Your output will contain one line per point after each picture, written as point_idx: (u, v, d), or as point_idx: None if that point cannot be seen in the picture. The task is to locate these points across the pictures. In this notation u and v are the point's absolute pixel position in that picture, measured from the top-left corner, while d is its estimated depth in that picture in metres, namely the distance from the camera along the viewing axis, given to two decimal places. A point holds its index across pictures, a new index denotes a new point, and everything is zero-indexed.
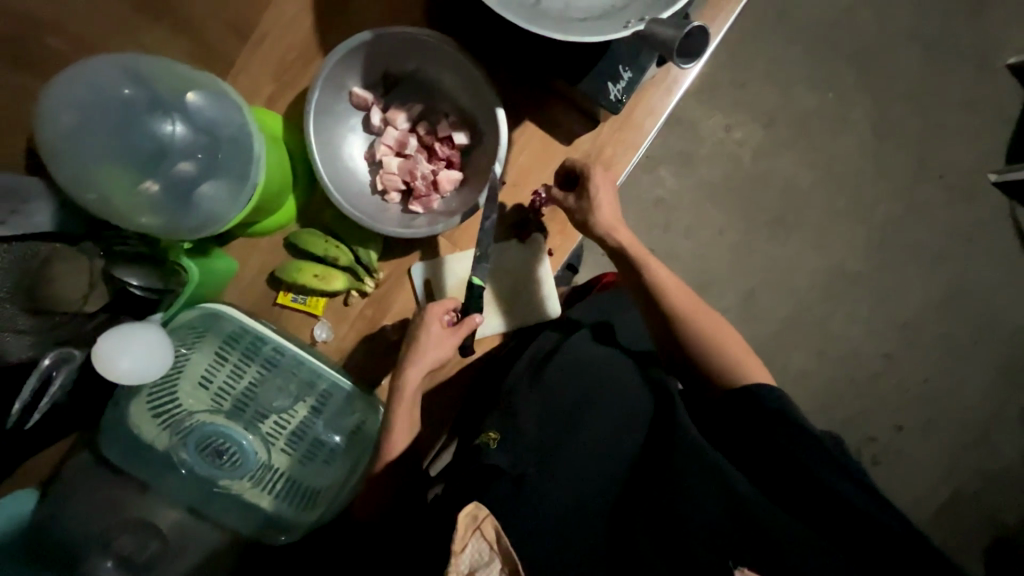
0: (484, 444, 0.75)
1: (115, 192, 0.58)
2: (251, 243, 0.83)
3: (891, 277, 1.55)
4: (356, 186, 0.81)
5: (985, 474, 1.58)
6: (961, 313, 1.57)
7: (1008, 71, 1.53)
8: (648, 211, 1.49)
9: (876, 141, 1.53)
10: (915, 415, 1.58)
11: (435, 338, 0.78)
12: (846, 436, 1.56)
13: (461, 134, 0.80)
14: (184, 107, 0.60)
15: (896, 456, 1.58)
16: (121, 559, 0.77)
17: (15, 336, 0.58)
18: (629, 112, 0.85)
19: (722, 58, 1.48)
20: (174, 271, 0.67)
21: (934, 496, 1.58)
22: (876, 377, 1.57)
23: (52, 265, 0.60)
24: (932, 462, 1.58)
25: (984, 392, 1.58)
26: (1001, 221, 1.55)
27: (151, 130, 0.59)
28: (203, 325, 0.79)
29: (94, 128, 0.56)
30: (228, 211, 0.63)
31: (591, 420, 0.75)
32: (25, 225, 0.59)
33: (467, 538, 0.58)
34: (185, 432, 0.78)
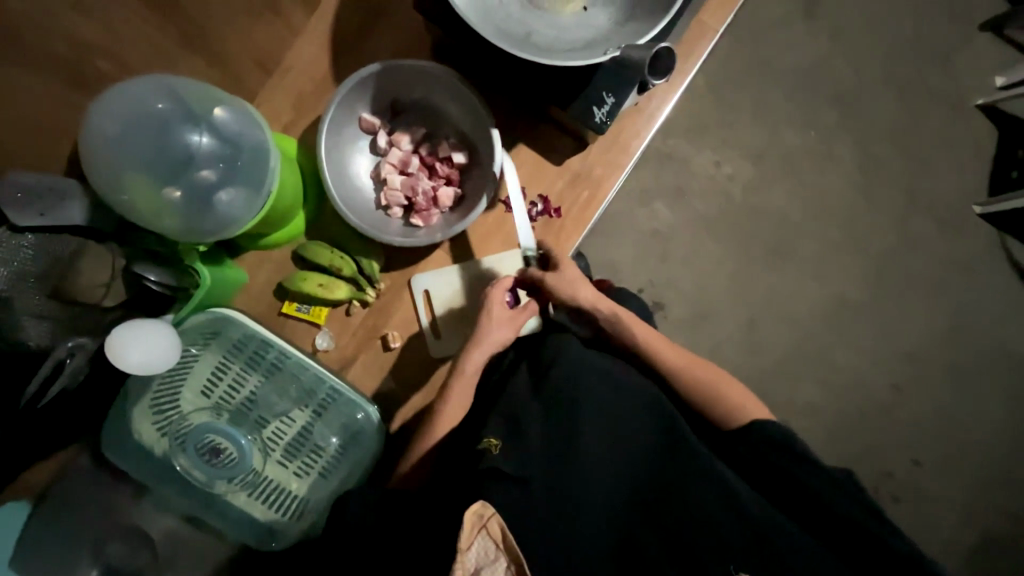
0: (486, 450, 0.72)
1: (144, 194, 0.65)
2: (261, 256, 0.88)
3: (888, 307, 1.56)
4: (363, 202, 0.87)
5: (1006, 510, 1.53)
6: (963, 342, 1.57)
7: (980, 111, 1.60)
8: (645, 243, 1.53)
9: (862, 176, 1.58)
10: (929, 449, 1.54)
11: (497, 319, 0.84)
12: (859, 470, 1.52)
13: (460, 154, 0.87)
14: (211, 120, 0.67)
15: (913, 492, 1.52)
16: (108, 566, 0.80)
17: (37, 320, 0.64)
18: (616, 135, 0.92)
19: (709, 99, 1.55)
20: (187, 272, 0.73)
21: (957, 535, 1.51)
22: (883, 408, 1.54)
23: (80, 258, 0.68)
24: (952, 499, 1.53)
25: (996, 424, 1.55)
26: (989, 250, 1.58)
27: (180, 140, 0.66)
28: (208, 330, 0.81)
29: (131, 137, 0.64)
30: (240, 216, 0.69)
31: (589, 426, 0.73)
32: (57, 217, 0.64)
33: (473, 537, 0.57)
34: (183, 438, 0.79)
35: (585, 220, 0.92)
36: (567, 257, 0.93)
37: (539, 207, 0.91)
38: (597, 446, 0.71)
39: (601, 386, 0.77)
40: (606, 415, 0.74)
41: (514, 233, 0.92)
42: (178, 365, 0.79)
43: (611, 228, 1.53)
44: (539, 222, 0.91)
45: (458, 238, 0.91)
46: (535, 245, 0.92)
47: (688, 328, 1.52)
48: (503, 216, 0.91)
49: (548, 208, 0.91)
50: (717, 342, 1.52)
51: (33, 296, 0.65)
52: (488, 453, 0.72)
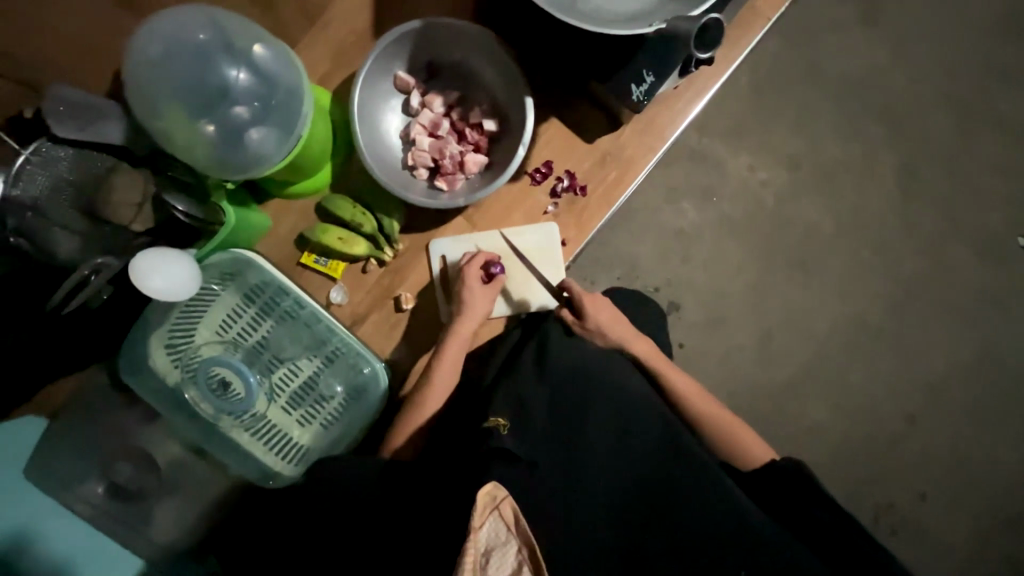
0: (494, 429, 0.70)
1: (177, 123, 0.66)
2: (284, 204, 0.88)
3: (914, 335, 1.50)
4: (389, 160, 0.87)
5: (1010, 556, 1.47)
6: (989, 380, 1.50)
7: None
8: (669, 242, 1.47)
9: (903, 197, 1.51)
10: (939, 486, 1.49)
11: (477, 294, 0.86)
12: (862, 498, 1.47)
13: (491, 121, 0.86)
14: (249, 55, 0.68)
15: (916, 528, 1.47)
16: (112, 485, 0.82)
17: (64, 233, 0.67)
18: (650, 118, 0.91)
19: (752, 100, 1.48)
20: (214, 211, 0.73)
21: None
22: (895, 438, 1.49)
23: (115, 177, 0.69)
24: (957, 540, 1.47)
25: (1012, 468, 1.49)
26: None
27: (219, 72, 0.67)
28: (228, 271, 0.82)
29: (172, 64, 0.66)
30: (267, 158, 0.69)
31: (591, 425, 0.74)
32: (94, 133, 0.67)
33: (485, 517, 0.56)
34: (195, 371, 0.81)
35: (610, 201, 0.91)
36: (585, 239, 0.92)
37: (565, 183, 0.90)
38: (602, 442, 0.73)
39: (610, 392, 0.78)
40: (612, 417, 0.75)
41: (536, 207, 0.91)
42: (197, 300, 0.81)
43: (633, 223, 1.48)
44: (563, 198, 0.91)
45: (481, 206, 0.91)
46: (557, 221, 0.91)
47: (703, 334, 1.47)
48: (527, 189, 0.90)
49: (574, 185, 0.90)
50: (731, 351, 1.48)
51: (67, 210, 0.67)
52: (495, 432, 0.69)
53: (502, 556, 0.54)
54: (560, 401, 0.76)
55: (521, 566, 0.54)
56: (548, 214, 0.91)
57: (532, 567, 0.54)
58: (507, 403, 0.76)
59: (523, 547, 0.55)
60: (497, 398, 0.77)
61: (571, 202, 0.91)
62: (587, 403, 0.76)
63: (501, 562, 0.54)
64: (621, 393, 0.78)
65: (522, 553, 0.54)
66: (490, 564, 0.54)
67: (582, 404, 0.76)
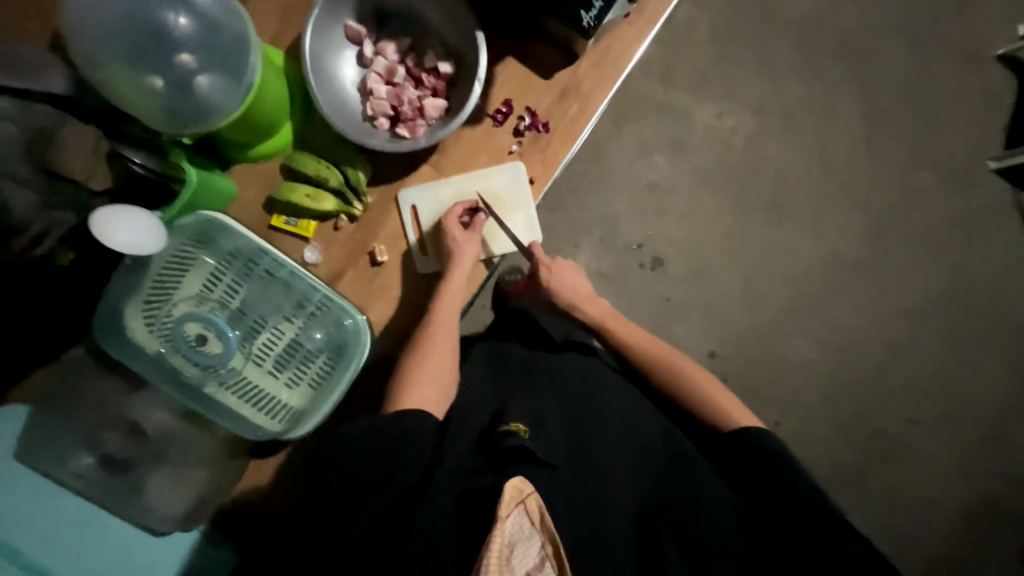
0: (514, 433, 0.68)
1: (121, 73, 0.65)
2: (249, 167, 0.88)
3: (893, 264, 1.53)
4: (348, 112, 0.87)
5: (999, 470, 1.52)
6: (968, 303, 1.53)
7: (997, 62, 1.53)
8: (644, 196, 1.48)
9: (868, 130, 1.53)
10: (927, 411, 1.52)
11: (463, 240, 0.88)
12: (855, 427, 1.50)
13: (445, 63, 0.86)
14: (188, 1, 0.67)
15: (908, 451, 1.51)
16: (103, 456, 0.81)
17: (21, 186, 0.66)
18: (605, 50, 0.91)
19: (712, 48, 1.49)
20: (174, 168, 0.72)
21: (949, 494, 1.50)
22: (882, 366, 1.52)
23: (60, 133, 0.66)
24: (947, 460, 1.51)
25: (996, 387, 1.53)
26: (999, 209, 1.53)
27: (160, 21, 0.67)
28: (199, 233, 0.82)
29: (110, 14, 0.65)
30: (218, 103, 0.68)
31: (599, 424, 0.76)
32: (35, 82, 0.65)
33: (511, 509, 0.58)
34: (177, 337, 0.82)
35: (573, 135, 0.91)
36: (552, 175, 0.92)
37: (526, 120, 0.90)
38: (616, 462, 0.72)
39: (618, 405, 0.81)
40: (619, 424, 0.77)
41: (500, 147, 0.91)
42: (172, 264, 0.81)
43: (607, 181, 1.48)
44: (526, 136, 0.91)
45: (446, 153, 0.91)
46: (522, 160, 0.91)
47: (687, 284, 1.49)
48: (490, 130, 0.91)
49: (536, 122, 0.90)
50: (716, 299, 1.49)
51: (17, 164, 0.65)
52: (516, 436, 0.68)
53: (526, 551, 0.56)
54: (571, 412, 0.76)
55: (544, 562, 0.56)
56: (513, 153, 0.91)
57: (555, 564, 0.55)
58: (522, 409, 0.74)
59: (546, 544, 0.57)
60: (512, 405, 0.76)
61: (535, 140, 0.91)
62: (594, 410, 0.78)
63: (524, 557, 0.55)
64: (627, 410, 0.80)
65: (545, 548, 0.56)
66: (515, 556, 0.55)
67: (592, 417, 0.77)
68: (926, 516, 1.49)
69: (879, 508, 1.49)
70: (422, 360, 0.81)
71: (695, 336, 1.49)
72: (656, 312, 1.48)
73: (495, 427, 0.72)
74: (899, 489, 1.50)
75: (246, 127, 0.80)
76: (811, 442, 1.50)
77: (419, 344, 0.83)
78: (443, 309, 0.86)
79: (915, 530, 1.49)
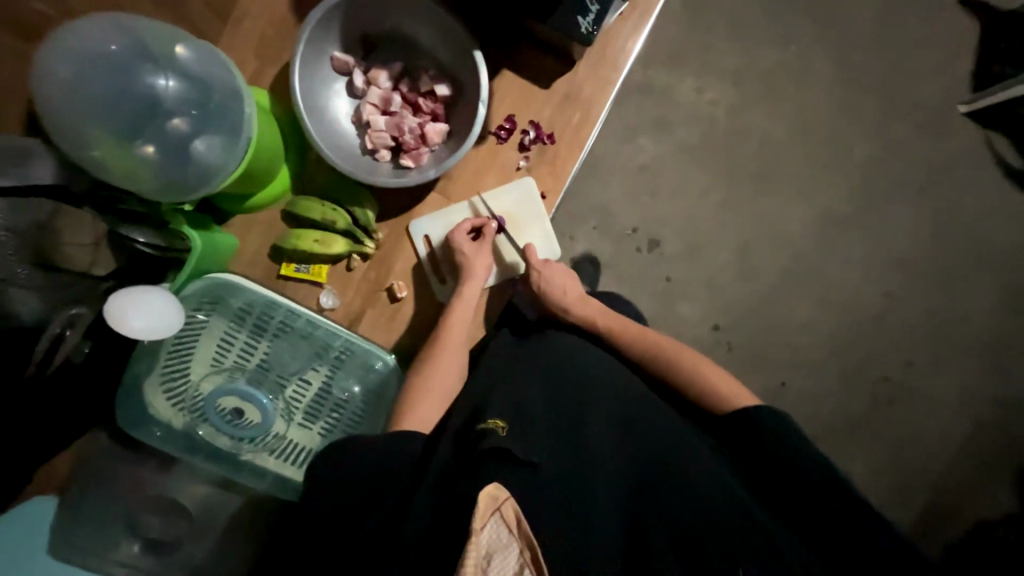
0: (490, 431, 0.65)
1: (112, 145, 0.65)
2: (250, 218, 0.84)
3: (898, 228, 1.37)
4: (347, 148, 0.83)
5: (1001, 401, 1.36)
6: (978, 253, 1.37)
7: (959, 8, 1.39)
8: (632, 179, 1.35)
9: (843, 86, 1.38)
10: (947, 362, 1.36)
11: (475, 255, 0.85)
12: (855, 388, 1.34)
13: (442, 85, 0.83)
14: (175, 63, 0.67)
15: (912, 396, 1.35)
16: (147, 542, 0.80)
17: (21, 292, 0.61)
18: (602, 51, 0.88)
19: (678, 21, 1.37)
20: (178, 235, 0.71)
21: (954, 434, 1.34)
22: (878, 320, 1.36)
23: (56, 222, 0.64)
24: (978, 423, 1.35)
25: (992, 326, 1.36)
26: (978, 154, 1.38)
27: (146, 83, 0.66)
28: (210, 297, 0.78)
29: (88, 79, 0.63)
30: (220, 167, 0.70)
31: (592, 424, 0.70)
32: (25, 176, 0.63)
33: (486, 519, 0.53)
34: (202, 409, 0.78)
35: (580, 143, 0.89)
36: (564, 187, 0.90)
37: (531, 134, 0.87)
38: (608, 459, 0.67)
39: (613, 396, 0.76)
40: (611, 420, 0.72)
41: (507, 163, 0.88)
42: (185, 334, 0.76)
43: (593, 169, 1.35)
44: (533, 150, 0.88)
45: (453, 177, 0.88)
46: (532, 175, 0.89)
47: (686, 262, 1.34)
48: (494, 149, 0.88)
49: (541, 135, 0.87)
50: (715, 276, 1.34)
51: (14, 266, 0.61)
52: (493, 435, 0.64)
53: (505, 560, 0.52)
54: (562, 405, 0.72)
55: (523, 568, 0.51)
56: (521, 169, 0.89)
57: (533, 568, 0.52)
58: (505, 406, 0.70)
59: (525, 549, 0.52)
60: (491, 404, 0.71)
61: (543, 153, 0.89)
62: (583, 402, 0.73)
63: (503, 567, 0.51)
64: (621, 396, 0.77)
65: (524, 555, 0.52)
66: (492, 567, 0.51)
67: (580, 404, 0.73)
68: (947, 478, 1.33)
69: (902, 475, 1.33)
70: (430, 383, 0.78)
71: (697, 312, 1.34)
72: (658, 295, 1.33)
73: (473, 427, 0.69)
74: (924, 451, 1.34)
75: (246, 180, 0.76)
76: (819, 407, 1.34)
77: (429, 366, 0.80)
78: (455, 327, 0.82)
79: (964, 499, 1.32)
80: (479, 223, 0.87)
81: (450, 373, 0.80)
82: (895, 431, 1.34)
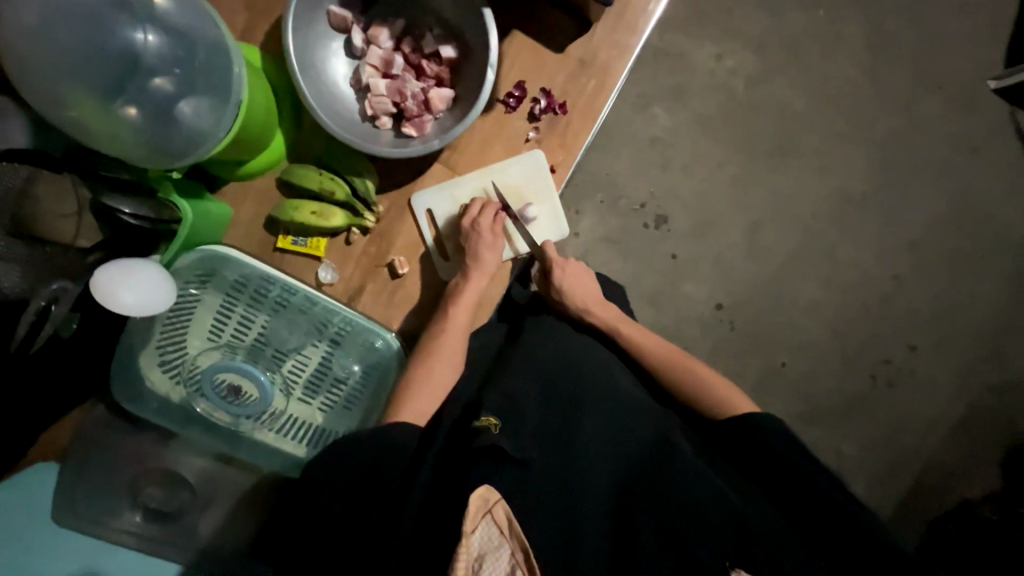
0: (484, 429, 0.68)
1: (90, 105, 0.60)
2: (243, 186, 0.80)
3: (913, 211, 1.32)
4: (346, 113, 0.78)
5: (1003, 389, 1.31)
6: (994, 239, 1.32)
7: None
8: (643, 151, 1.29)
9: (871, 57, 1.30)
10: (950, 348, 1.32)
11: (484, 243, 0.81)
12: (853, 364, 1.31)
13: (448, 47, 0.77)
14: (154, 14, 0.62)
15: (912, 379, 1.32)
16: (148, 512, 0.82)
17: (6, 266, 0.61)
18: (621, 13, 0.82)
19: None
20: (166, 206, 0.67)
21: (947, 416, 1.31)
22: (884, 302, 1.32)
23: (37, 189, 0.62)
24: (976, 411, 1.31)
25: (1002, 314, 1.32)
26: (1004, 133, 1.31)
27: (123, 37, 0.61)
28: (204, 270, 0.75)
29: (58, 29, 0.58)
30: (210, 133, 0.66)
31: (586, 418, 0.71)
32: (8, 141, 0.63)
33: (478, 521, 0.60)
34: (198, 383, 0.76)
35: (594, 112, 0.83)
36: (575, 160, 0.85)
37: (542, 103, 0.82)
38: (602, 452, 0.69)
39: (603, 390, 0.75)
40: (608, 410, 0.73)
41: (516, 133, 0.83)
42: (180, 306, 0.74)
43: (603, 139, 1.29)
44: (543, 121, 0.83)
45: (458, 148, 0.83)
46: (541, 148, 0.84)
47: (693, 241, 1.29)
48: (502, 118, 0.83)
49: (552, 104, 0.82)
50: (722, 255, 1.30)
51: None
52: (487, 433, 0.67)
53: (496, 560, 0.58)
54: (556, 400, 0.74)
55: (515, 569, 0.58)
56: (530, 141, 0.84)
57: (525, 569, 0.58)
58: (498, 400, 0.73)
59: (517, 551, 0.59)
60: (487, 398, 0.73)
61: (554, 125, 0.83)
62: (577, 395, 0.74)
63: (494, 567, 0.57)
64: (614, 392, 0.76)
65: (515, 556, 0.58)
66: (484, 567, 0.57)
67: (576, 400, 0.73)
68: (940, 460, 1.30)
69: (895, 459, 1.31)
70: (433, 371, 0.77)
71: (702, 291, 1.29)
72: (662, 273, 1.29)
73: (471, 421, 0.72)
74: (914, 433, 1.31)
75: (236, 147, 0.71)
76: (816, 388, 1.31)
77: (431, 355, 0.78)
78: (460, 315, 0.79)
79: (958, 485, 1.30)
80: (492, 212, 0.81)
81: (452, 361, 0.78)
82: (892, 414, 1.31)
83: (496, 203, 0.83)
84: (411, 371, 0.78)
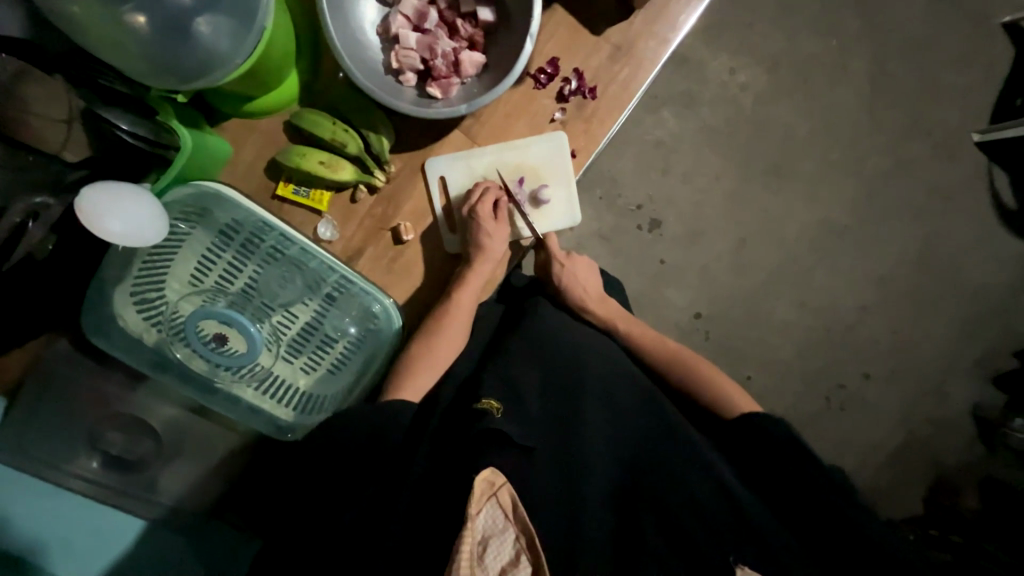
0: (486, 412, 0.67)
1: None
2: (250, 125, 0.75)
3: (883, 241, 1.34)
4: (369, 62, 0.74)
5: (949, 427, 1.34)
6: (961, 286, 1.35)
7: (1002, 32, 1.33)
8: (646, 152, 1.29)
9: (874, 93, 1.32)
10: (898, 380, 1.35)
11: (494, 232, 0.78)
12: (812, 388, 1.33)
13: (486, 9, 0.74)
14: None
15: (864, 407, 1.34)
16: (107, 458, 0.79)
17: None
18: (664, 4, 0.80)
19: None
20: (166, 131, 0.64)
21: (889, 439, 1.34)
22: (849, 330, 1.34)
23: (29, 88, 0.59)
24: (913, 439, 1.34)
25: (958, 356, 1.35)
26: (979, 185, 1.34)
27: None
28: (195, 207, 0.70)
29: None
30: (215, 53, 0.60)
31: (586, 409, 0.70)
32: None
33: (482, 504, 0.60)
34: (180, 328, 0.71)
35: (622, 102, 0.81)
36: (597, 148, 0.83)
37: (572, 84, 0.80)
38: (600, 443, 0.68)
39: (604, 381, 0.74)
40: (605, 402, 0.72)
41: (542, 110, 0.81)
42: (164, 244, 0.68)
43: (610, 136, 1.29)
44: (571, 103, 0.81)
45: (480, 118, 0.81)
46: (565, 130, 0.82)
47: (682, 247, 1.30)
48: (530, 94, 0.81)
49: (583, 87, 0.80)
50: (708, 265, 1.31)
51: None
52: (488, 416, 0.66)
53: (500, 544, 0.59)
54: (556, 394, 0.72)
55: (518, 553, 0.59)
56: (555, 122, 0.81)
57: (529, 555, 0.58)
58: (497, 383, 0.72)
59: (520, 536, 0.59)
60: (486, 380, 0.73)
61: (582, 108, 0.81)
62: (573, 385, 0.72)
63: (498, 551, 0.58)
64: (614, 389, 0.74)
65: (519, 541, 0.59)
66: (487, 552, 0.58)
67: (572, 389, 0.72)
68: (880, 486, 1.34)
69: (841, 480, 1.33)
70: (431, 346, 0.76)
71: (683, 297, 1.31)
72: (649, 275, 1.30)
73: (468, 403, 0.71)
74: (858, 454, 1.34)
75: (249, 79, 0.66)
76: (778, 404, 1.33)
77: (433, 332, 0.77)
78: (465, 294, 0.77)
79: (886, 504, 1.33)
80: (493, 197, 0.79)
81: (453, 340, 0.77)
82: (843, 437, 1.33)
83: (497, 186, 0.81)
84: (414, 347, 0.77)
